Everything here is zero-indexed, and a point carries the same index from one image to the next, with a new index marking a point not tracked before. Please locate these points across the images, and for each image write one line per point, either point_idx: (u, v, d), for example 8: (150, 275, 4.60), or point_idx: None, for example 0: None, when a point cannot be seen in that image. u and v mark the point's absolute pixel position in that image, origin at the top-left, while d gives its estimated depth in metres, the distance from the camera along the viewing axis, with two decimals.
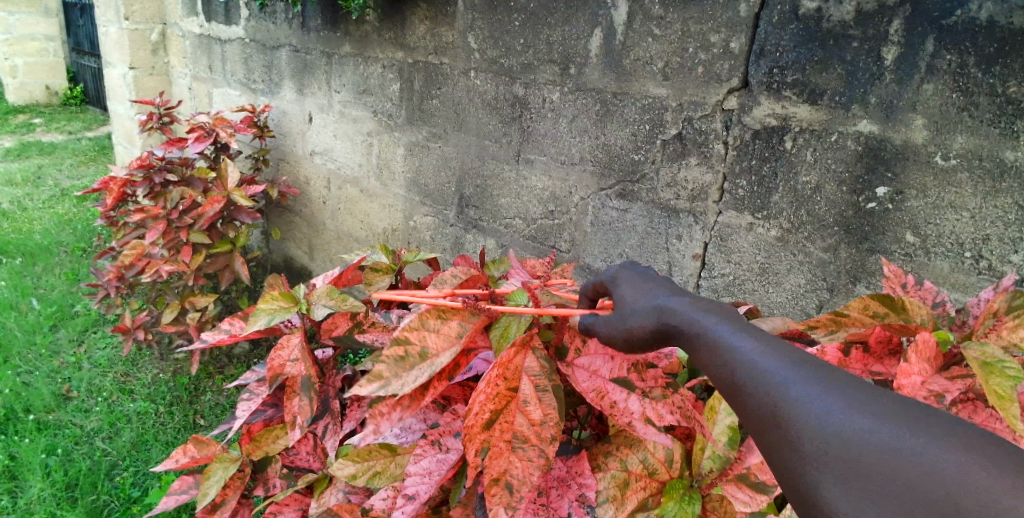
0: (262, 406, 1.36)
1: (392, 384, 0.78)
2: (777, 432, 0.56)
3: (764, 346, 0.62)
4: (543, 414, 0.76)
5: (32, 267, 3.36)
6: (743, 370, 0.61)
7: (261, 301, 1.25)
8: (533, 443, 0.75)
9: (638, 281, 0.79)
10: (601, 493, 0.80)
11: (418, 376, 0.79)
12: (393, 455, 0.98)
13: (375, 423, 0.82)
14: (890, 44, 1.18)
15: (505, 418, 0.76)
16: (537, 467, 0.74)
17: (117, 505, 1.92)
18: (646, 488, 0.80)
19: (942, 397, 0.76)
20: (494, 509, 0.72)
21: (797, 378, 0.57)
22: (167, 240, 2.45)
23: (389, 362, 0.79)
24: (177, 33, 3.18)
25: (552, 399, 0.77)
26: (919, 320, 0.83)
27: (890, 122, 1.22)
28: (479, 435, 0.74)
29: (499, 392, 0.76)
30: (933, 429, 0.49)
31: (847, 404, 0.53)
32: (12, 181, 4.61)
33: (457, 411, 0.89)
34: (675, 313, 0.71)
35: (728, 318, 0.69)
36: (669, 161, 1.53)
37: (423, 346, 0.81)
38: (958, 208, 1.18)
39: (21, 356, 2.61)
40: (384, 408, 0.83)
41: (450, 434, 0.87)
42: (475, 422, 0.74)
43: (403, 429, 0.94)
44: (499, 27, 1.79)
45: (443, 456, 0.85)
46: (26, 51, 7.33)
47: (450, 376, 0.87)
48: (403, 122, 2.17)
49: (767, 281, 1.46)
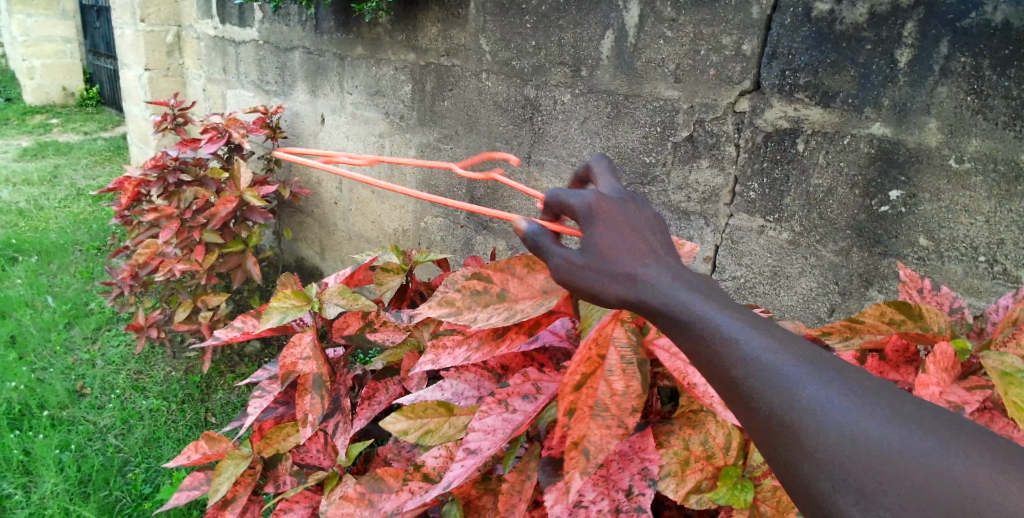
0: (274, 403, 1.39)
1: (464, 316, 0.87)
2: (776, 429, 0.55)
3: (771, 340, 0.59)
4: (625, 384, 0.80)
5: (47, 265, 3.40)
6: (750, 365, 0.58)
7: (274, 299, 1.27)
8: (612, 411, 0.79)
9: (616, 221, 0.70)
10: (664, 468, 0.85)
11: (492, 316, 0.85)
12: (450, 416, 0.99)
13: (436, 354, 0.96)
14: (904, 46, 1.18)
15: (590, 383, 0.79)
16: (615, 435, 0.77)
17: (129, 501, 1.94)
18: (704, 471, 0.85)
19: (962, 408, 0.75)
20: (570, 472, 0.75)
21: (792, 367, 0.56)
22: (181, 239, 2.48)
23: (465, 295, 0.89)
24: (192, 34, 3.21)
25: (634, 371, 0.81)
26: (937, 328, 0.83)
27: (903, 125, 1.21)
28: (568, 395, 0.77)
29: (590, 357, 0.79)
30: (935, 428, 0.50)
31: (853, 403, 0.53)
32: (28, 181, 4.68)
33: (527, 375, 0.90)
34: (658, 281, 0.65)
35: (711, 293, 0.66)
36: (680, 163, 1.53)
37: (502, 288, 0.89)
38: (972, 212, 1.18)
39: (36, 353, 2.64)
40: (450, 342, 0.96)
41: (518, 396, 0.88)
42: (568, 382, 0.77)
43: (457, 392, 1.02)
44: (511, 29, 1.80)
45: (509, 416, 0.86)
46: (43, 53, 7.43)
47: (529, 331, 0.91)
48: (415, 123, 2.18)
49: (778, 284, 1.46)
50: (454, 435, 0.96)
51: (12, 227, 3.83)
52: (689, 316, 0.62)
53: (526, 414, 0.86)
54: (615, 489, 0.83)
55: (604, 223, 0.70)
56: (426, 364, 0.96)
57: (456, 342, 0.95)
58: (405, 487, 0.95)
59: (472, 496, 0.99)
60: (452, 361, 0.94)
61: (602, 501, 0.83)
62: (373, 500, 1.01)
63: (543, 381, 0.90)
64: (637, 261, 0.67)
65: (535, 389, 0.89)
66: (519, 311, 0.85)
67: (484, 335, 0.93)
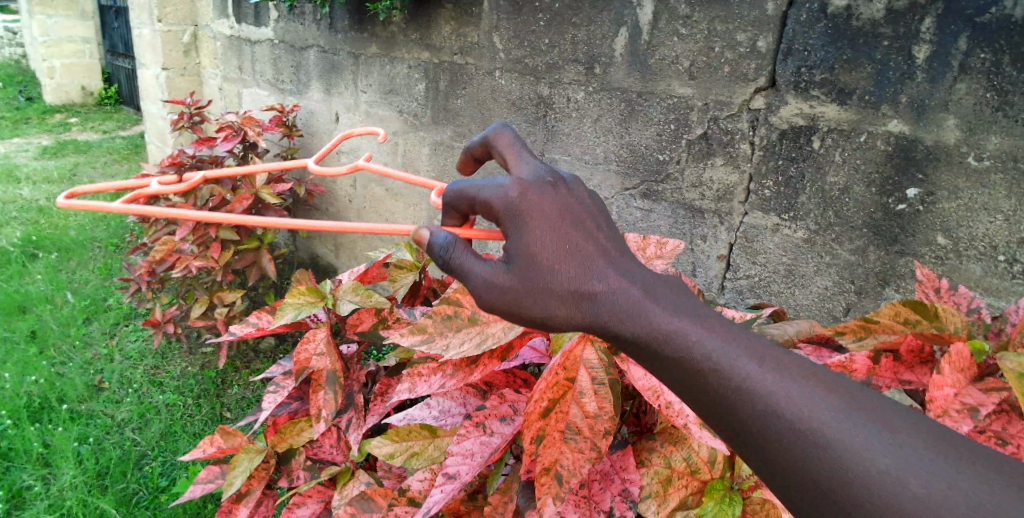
0: (287, 399, 1.39)
1: (437, 344, 0.88)
2: (750, 440, 0.56)
3: (753, 354, 0.59)
4: (597, 406, 0.80)
5: (67, 262, 3.45)
6: (741, 384, 0.57)
7: (288, 295, 1.28)
8: (584, 435, 0.80)
9: (546, 221, 0.70)
10: (645, 488, 0.85)
11: (464, 343, 0.87)
12: (433, 438, 1.01)
13: (412, 381, 0.94)
14: (922, 42, 1.16)
15: (560, 408, 0.80)
16: (587, 459, 0.79)
17: (145, 494, 1.97)
18: (687, 487, 0.85)
19: (977, 411, 0.74)
20: (545, 499, 0.78)
21: (771, 377, 0.57)
22: (197, 236, 2.51)
23: (436, 321, 0.90)
24: (209, 34, 3.25)
25: (606, 392, 0.81)
26: (952, 328, 0.83)
27: (921, 122, 1.20)
28: (536, 422, 0.79)
29: (557, 381, 0.80)
30: (911, 439, 0.52)
31: (825, 413, 0.54)
32: (49, 178, 4.75)
33: (504, 396, 0.92)
34: (618, 292, 0.65)
35: (664, 292, 0.66)
36: (694, 160, 1.53)
37: (473, 312, 0.91)
38: (991, 210, 1.16)
39: (56, 348, 2.68)
40: (425, 370, 0.94)
41: (495, 418, 0.89)
42: (534, 409, 0.79)
43: (443, 411, 0.97)
44: (525, 27, 1.80)
45: (486, 440, 0.86)
46: (63, 52, 7.54)
47: (501, 357, 0.94)
48: (428, 122, 2.19)
49: (793, 283, 1.45)
50: (439, 457, 0.99)
51: (33, 224, 3.90)
52: (648, 330, 0.62)
53: (504, 436, 0.87)
54: (596, 511, 0.84)
55: (535, 226, 0.69)
56: (402, 393, 0.95)
57: (431, 369, 0.94)
58: (391, 512, 0.97)
59: (462, 512, 0.99)
60: (428, 389, 0.93)
61: None
62: None
63: (520, 402, 0.92)
64: (582, 270, 0.67)
65: (512, 410, 0.90)
66: (490, 336, 0.89)
67: (458, 362, 0.94)
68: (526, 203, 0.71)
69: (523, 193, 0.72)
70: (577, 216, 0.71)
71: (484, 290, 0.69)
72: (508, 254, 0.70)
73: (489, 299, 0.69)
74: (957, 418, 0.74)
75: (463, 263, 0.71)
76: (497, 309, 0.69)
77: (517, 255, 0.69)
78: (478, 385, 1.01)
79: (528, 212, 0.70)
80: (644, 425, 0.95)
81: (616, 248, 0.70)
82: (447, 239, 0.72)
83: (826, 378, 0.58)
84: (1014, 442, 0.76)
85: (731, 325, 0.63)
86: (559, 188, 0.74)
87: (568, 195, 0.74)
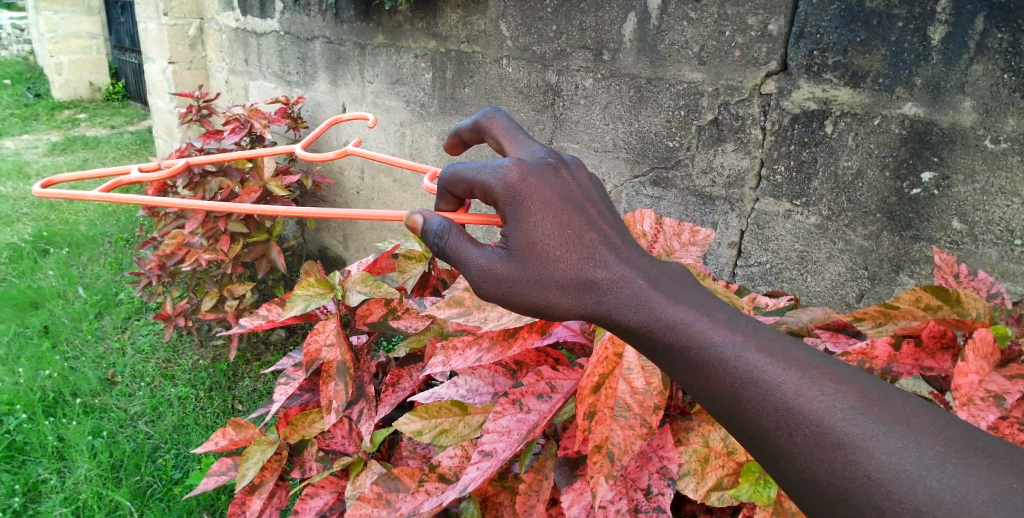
0: (298, 391, 1.40)
1: (475, 316, 0.90)
2: (754, 430, 0.56)
3: (761, 346, 0.58)
4: (645, 382, 0.78)
5: (78, 257, 3.48)
6: (747, 377, 0.56)
7: (297, 287, 1.28)
8: (634, 410, 0.78)
9: (546, 207, 0.68)
10: (683, 467, 0.82)
11: (503, 316, 0.87)
12: (464, 416, 0.97)
13: (446, 355, 0.94)
14: (938, 23, 1.14)
15: (609, 384, 0.79)
16: (638, 436, 0.77)
17: (159, 486, 1.99)
18: (724, 467, 0.82)
19: (1002, 397, 0.72)
20: (596, 476, 0.76)
21: (778, 371, 0.56)
22: (207, 229, 2.51)
23: (474, 295, 0.92)
24: (215, 27, 3.25)
25: (654, 367, 0.78)
26: (975, 314, 0.81)
27: (937, 104, 1.18)
28: (587, 397, 0.79)
29: (606, 356, 0.79)
30: (925, 432, 0.51)
31: (832, 405, 0.53)
32: (59, 174, 4.79)
33: (541, 373, 0.90)
34: (621, 284, 0.64)
35: (667, 280, 0.65)
36: (705, 147, 1.51)
37: None
38: (1008, 194, 1.14)
39: (68, 342, 2.71)
40: (460, 344, 0.94)
41: (532, 395, 0.88)
42: (585, 384, 0.79)
43: (471, 389, 0.99)
44: (532, 14, 1.78)
45: (524, 416, 0.86)
46: (71, 48, 7.58)
47: (539, 332, 0.91)
48: (435, 111, 2.18)
49: (806, 269, 1.43)
50: (469, 435, 0.95)
51: (44, 220, 3.93)
52: (653, 320, 0.62)
53: (541, 413, 0.86)
54: (633, 488, 0.83)
55: (533, 211, 0.68)
56: (436, 367, 0.94)
57: (466, 343, 0.94)
58: (421, 489, 0.94)
59: (490, 493, 0.99)
60: (463, 362, 0.92)
61: (621, 501, 0.82)
62: (392, 498, 1.02)
63: (558, 379, 0.90)
64: (583, 259, 0.66)
65: (549, 388, 0.89)
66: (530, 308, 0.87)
67: (495, 335, 0.93)
68: (524, 185, 0.69)
69: (522, 174, 0.70)
70: (579, 202, 0.70)
71: (480, 280, 0.69)
72: (507, 241, 0.69)
73: (489, 289, 0.69)
74: (982, 407, 0.73)
75: (459, 250, 0.71)
76: (497, 298, 0.69)
77: (516, 243, 0.68)
78: (508, 364, 1.01)
79: (526, 196, 0.69)
80: (673, 407, 0.93)
81: (619, 235, 0.69)
82: (441, 224, 0.71)
83: (837, 369, 0.56)
84: None
85: (739, 316, 0.62)
86: (560, 171, 0.72)
87: (569, 178, 0.72)
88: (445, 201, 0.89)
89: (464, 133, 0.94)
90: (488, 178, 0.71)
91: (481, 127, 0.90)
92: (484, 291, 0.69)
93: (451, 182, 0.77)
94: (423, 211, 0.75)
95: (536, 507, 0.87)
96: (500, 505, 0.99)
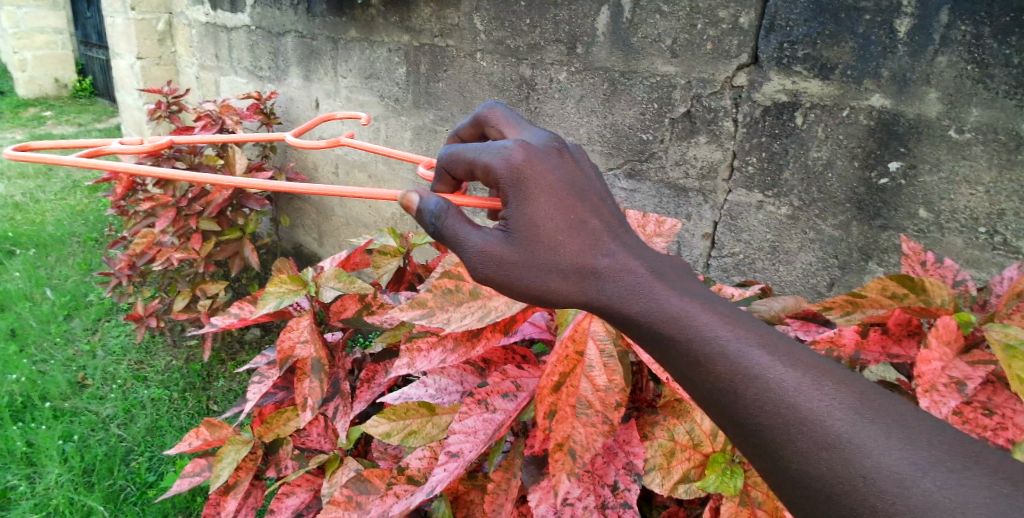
0: (274, 388, 1.37)
1: (438, 318, 0.87)
2: (750, 430, 0.56)
3: (761, 342, 0.59)
4: (607, 379, 0.79)
5: (45, 258, 3.40)
6: (746, 370, 0.56)
7: (269, 284, 1.26)
8: (596, 407, 0.78)
9: (550, 192, 0.68)
10: (649, 461, 0.83)
11: (466, 316, 0.86)
12: (432, 416, 0.98)
13: (411, 357, 0.93)
14: (904, 15, 1.16)
15: (571, 382, 0.79)
16: (600, 433, 0.78)
17: (133, 489, 1.95)
18: (690, 459, 0.83)
19: (963, 384, 0.73)
20: (558, 475, 0.76)
21: (780, 369, 0.56)
22: (177, 228, 2.47)
23: (436, 294, 0.88)
24: (184, 22, 3.19)
25: (616, 365, 0.79)
26: (940, 301, 0.82)
27: (903, 96, 1.20)
28: (548, 397, 0.78)
29: (567, 355, 0.79)
30: (920, 435, 0.51)
31: (833, 405, 0.53)
32: (24, 174, 4.68)
33: (506, 373, 0.90)
34: (623, 271, 0.64)
35: (666, 271, 0.66)
36: (678, 139, 1.52)
37: (476, 285, 0.89)
38: (972, 183, 1.16)
39: (36, 345, 2.64)
40: (425, 344, 0.93)
41: (497, 394, 0.88)
42: (546, 383, 0.78)
43: (440, 389, 0.98)
44: (505, 7, 1.78)
45: (489, 416, 0.85)
46: (35, 44, 7.39)
47: (502, 331, 0.91)
48: (410, 106, 2.17)
49: (777, 259, 1.45)
50: (438, 435, 0.96)
51: (10, 220, 3.82)
52: (656, 310, 0.62)
53: (506, 412, 0.86)
54: (600, 485, 0.82)
55: (538, 195, 0.67)
56: (401, 369, 0.93)
57: (431, 344, 0.93)
58: (390, 491, 0.94)
59: (461, 492, 0.99)
60: (428, 364, 0.92)
61: (587, 498, 0.81)
62: (362, 502, 1.01)
63: (523, 378, 0.91)
64: (585, 245, 0.66)
65: (514, 386, 0.89)
66: (494, 309, 0.87)
67: (459, 335, 0.92)
68: (530, 169, 0.68)
69: (527, 157, 0.69)
70: (582, 190, 0.70)
71: (476, 264, 0.68)
72: (507, 224, 0.69)
73: (486, 271, 0.68)
74: (945, 392, 0.73)
75: (456, 232, 0.70)
76: (493, 282, 0.68)
77: (517, 226, 0.67)
78: (476, 362, 1.00)
79: (531, 180, 0.68)
80: (642, 401, 0.94)
81: (620, 226, 0.69)
82: (438, 206, 0.71)
83: (835, 370, 0.57)
84: (1001, 413, 0.74)
85: (739, 313, 0.63)
86: (564, 156, 0.72)
87: (573, 165, 0.72)
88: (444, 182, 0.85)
89: (463, 130, 0.93)
90: (491, 158, 0.69)
91: (482, 123, 0.89)
92: (481, 274, 0.68)
93: (451, 164, 0.75)
94: (419, 192, 0.73)
95: (504, 507, 0.87)
96: (471, 503, 0.98)
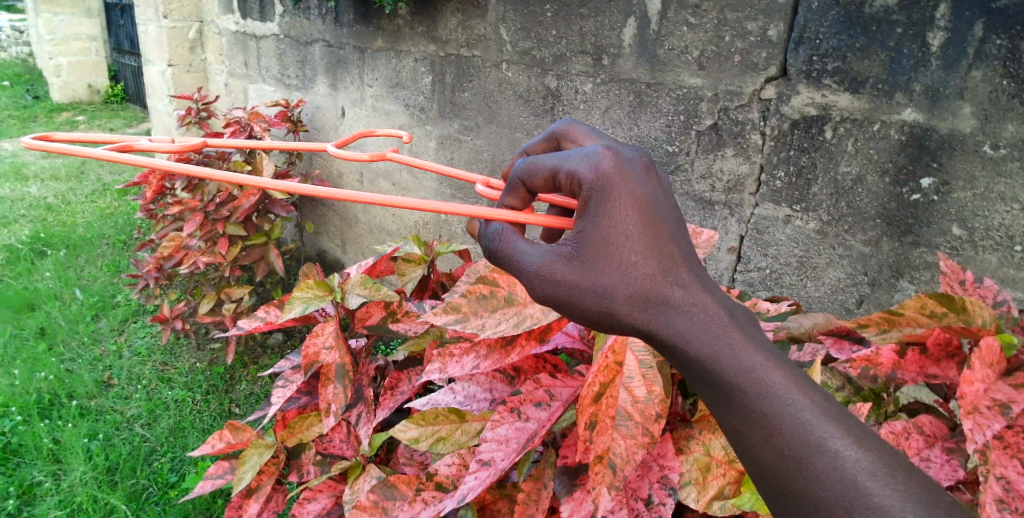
0: (297, 393, 1.39)
1: (472, 324, 0.87)
2: (803, 505, 0.56)
3: (828, 411, 0.58)
4: (646, 390, 0.78)
5: (75, 259, 3.48)
6: (807, 436, 0.57)
7: (296, 288, 1.27)
8: (636, 419, 0.78)
9: (632, 207, 0.65)
10: (684, 475, 0.82)
11: (500, 323, 0.86)
12: (461, 423, 0.99)
13: (443, 362, 0.94)
14: (937, 29, 1.14)
15: (609, 393, 0.79)
16: (640, 445, 0.76)
17: (155, 489, 1.97)
18: (726, 475, 0.81)
19: (1008, 407, 0.71)
20: (598, 487, 0.75)
21: (846, 445, 0.56)
22: (205, 231, 2.51)
23: (471, 300, 0.89)
24: (215, 30, 3.26)
25: (655, 376, 0.79)
26: (981, 321, 0.78)
27: (936, 111, 1.18)
28: (588, 407, 0.78)
29: (606, 365, 0.79)
30: None
31: (905, 500, 0.52)
32: (57, 176, 4.81)
33: (539, 381, 0.90)
34: (694, 308, 0.63)
35: (741, 316, 0.65)
36: (704, 152, 1.51)
37: (510, 292, 0.90)
38: (1008, 199, 1.13)
39: (65, 344, 2.70)
40: (457, 351, 0.94)
41: (531, 403, 0.87)
42: (586, 393, 0.78)
43: (469, 396, 0.96)
44: (532, 18, 1.78)
45: (522, 425, 0.85)
46: (70, 50, 7.59)
47: (536, 339, 0.92)
48: (435, 115, 2.19)
49: (805, 275, 1.43)
50: (467, 442, 0.97)
51: (43, 222, 3.91)
52: (725, 356, 0.61)
53: (540, 422, 0.86)
54: (635, 498, 0.82)
55: (619, 210, 0.65)
56: (432, 374, 0.93)
57: (463, 351, 0.93)
58: (417, 497, 0.93)
59: (488, 501, 0.99)
60: (460, 370, 0.92)
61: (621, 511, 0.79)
62: (388, 507, 1.01)
63: (557, 387, 0.90)
64: (659, 274, 0.64)
65: (548, 396, 0.88)
66: (529, 316, 0.88)
67: (492, 343, 0.92)
68: (614, 179, 0.65)
69: (616, 166, 0.66)
70: (664, 214, 0.67)
71: (535, 280, 0.68)
72: (578, 236, 0.67)
73: (546, 290, 0.68)
74: (988, 415, 0.71)
75: (513, 252, 0.71)
76: (551, 301, 0.68)
77: (589, 242, 0.66)
78: (506, 370, 1.00)
79: (616, 191, 0.65)
80: (673, 414, 0.92)
81: (697, 261, 0.68)
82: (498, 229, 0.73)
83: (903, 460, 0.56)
84: None
85: (809, 378, 0.62)
86: (652, 173, 0.69)
87: (659, 185, 0.68)
88: (514, 195, 0.77)
89: (534, 147, 0.89)
90: (574, 165, 0.66)
91: (558, 138, 0.86)
92: (540, 290, 0.69)
93: (527, 171, 0.72)
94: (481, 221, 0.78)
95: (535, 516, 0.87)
96: (498, 512, 0.99)
